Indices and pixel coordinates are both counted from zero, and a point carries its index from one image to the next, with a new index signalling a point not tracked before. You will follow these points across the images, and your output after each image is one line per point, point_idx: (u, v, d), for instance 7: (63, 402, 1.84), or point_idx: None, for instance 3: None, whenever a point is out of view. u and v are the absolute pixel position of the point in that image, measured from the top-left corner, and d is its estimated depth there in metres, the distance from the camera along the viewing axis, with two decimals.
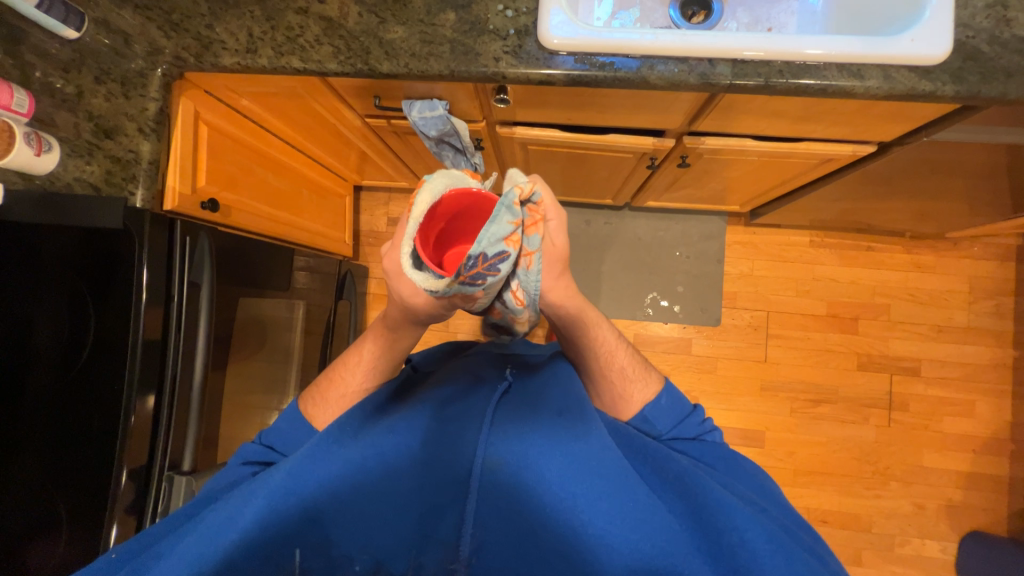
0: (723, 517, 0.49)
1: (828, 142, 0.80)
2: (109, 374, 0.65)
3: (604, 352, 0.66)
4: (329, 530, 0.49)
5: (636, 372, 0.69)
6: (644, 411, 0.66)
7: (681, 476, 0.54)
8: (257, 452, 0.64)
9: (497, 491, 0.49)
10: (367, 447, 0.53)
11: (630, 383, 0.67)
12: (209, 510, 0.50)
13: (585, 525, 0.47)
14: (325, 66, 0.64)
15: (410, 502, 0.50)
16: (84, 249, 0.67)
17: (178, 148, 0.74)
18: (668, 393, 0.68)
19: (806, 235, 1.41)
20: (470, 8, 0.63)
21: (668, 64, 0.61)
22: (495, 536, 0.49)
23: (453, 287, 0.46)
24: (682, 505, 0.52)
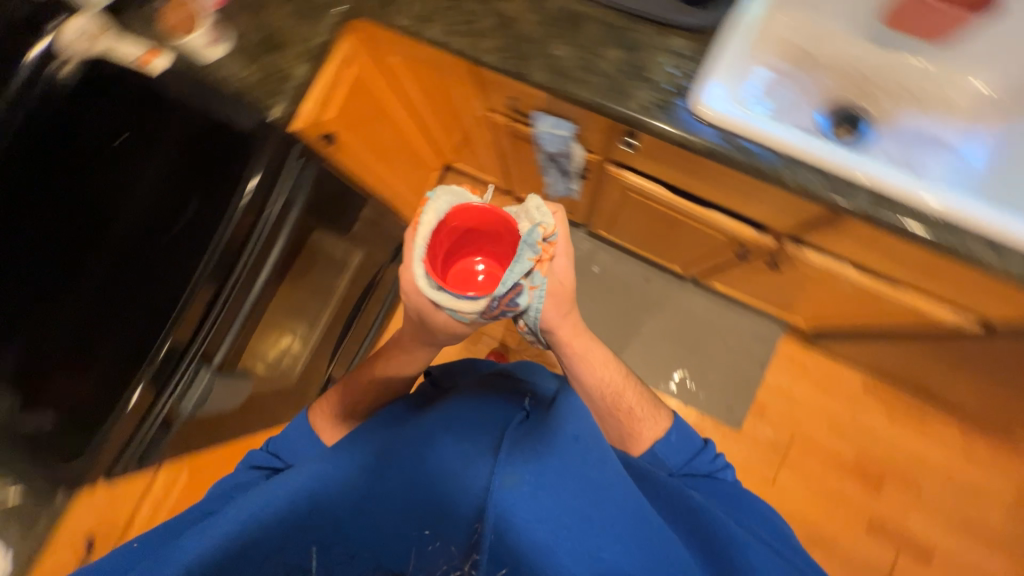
0: (738, 554, 0.53)
1: (933, 300, 0.76)
2: (189, 255, 0.69)
3: (610, 391, 0.71)
4: (339, 533, 0.49)
5: (645, 409, 0.73)
6: (653, 448, 0.69)
7: (697, 512, 0.58)
8: (263, 457, 0.69)
9: (509, 515, 0.44)
10: (376, 454, 0.54)
11: (638, 422, 0.71)
12: (226, 507, 0.53)
13: (603, 551, 0.44)
14: (483, 57, 0.67)
15: (415, 507, 0.48)
16: (212, 135, 0.72)
17: (322, 81, 0.79)
18: (678, 429, 0.71)
19: (859, 377, 1.35)
20: (637, 52, 0.65)
21: (809, 172, 0.60)
22: (507, 551, 0.44)
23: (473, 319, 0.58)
24: (698, 539, 0.55)
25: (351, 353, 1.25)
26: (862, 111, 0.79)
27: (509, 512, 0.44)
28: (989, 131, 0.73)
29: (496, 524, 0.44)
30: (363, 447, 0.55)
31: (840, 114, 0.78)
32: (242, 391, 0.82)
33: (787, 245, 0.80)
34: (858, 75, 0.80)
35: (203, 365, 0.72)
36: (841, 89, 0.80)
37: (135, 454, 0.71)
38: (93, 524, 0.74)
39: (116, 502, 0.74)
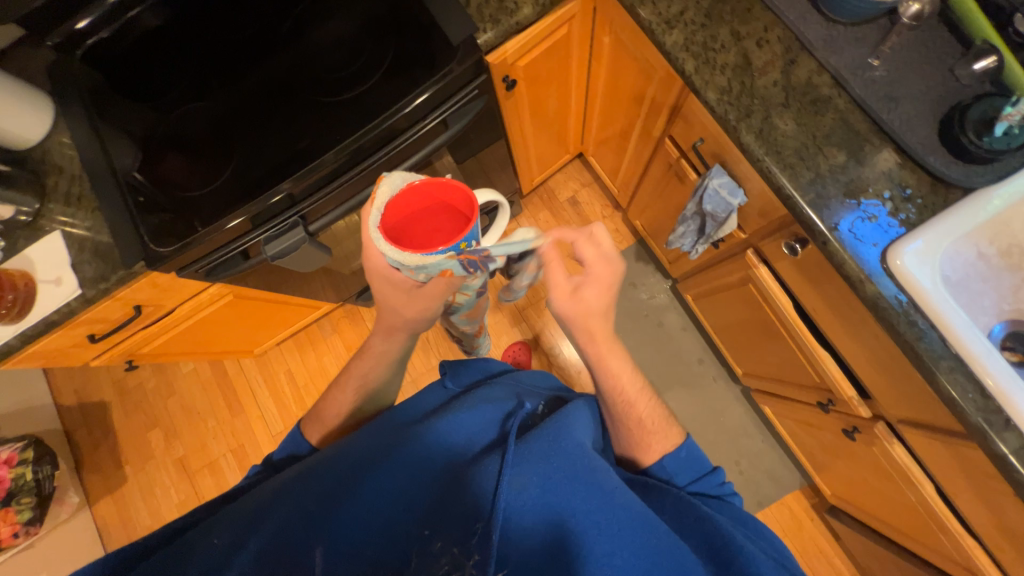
0: (745, 564, 0.47)
1: (996, 565, 0.68)
2: (341, 125, 0.70)
3: (620, 395, 0.62)
4: (347, 523, 0.47)
5: (656, 422, 0.61)
6: (661, 463, 0.58)
7: (703, 519, 0.51)
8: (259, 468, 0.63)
9: (516, 514, 0.46)
10: (385, 444, 0.54)
11: (648, 432, 0.60)
12: (218, 517, 0.50)
13: (612, 556, 0.44)
14: (704, 90, 0.63)
15: (424, 501, 0.48)
16: (417, 29, 0.72)
17: (537, 29, 0.76)
18: (690, 446, 0.60)
19: (848, 570, 1.26)
20: (861, 169, 0.59)
21: (970, 381, 0.53)
22: (517, 547, 0.45)
23: (449, 262, 0.51)
24: (703, 551, 0.49)
25: None
26: None
27: (519, 508, 0.47)
28: None
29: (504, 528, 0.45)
30: (370, 435, 0.56)
31: None
32: (320, 261, 0.84)
33: (879, 426, 0.73)
34: None
35: (300, 223, 0.75)
36: None
37: (204, 267, 0.76)
38: (146, 298, 0.80)
39: (173, 290, 0.81)
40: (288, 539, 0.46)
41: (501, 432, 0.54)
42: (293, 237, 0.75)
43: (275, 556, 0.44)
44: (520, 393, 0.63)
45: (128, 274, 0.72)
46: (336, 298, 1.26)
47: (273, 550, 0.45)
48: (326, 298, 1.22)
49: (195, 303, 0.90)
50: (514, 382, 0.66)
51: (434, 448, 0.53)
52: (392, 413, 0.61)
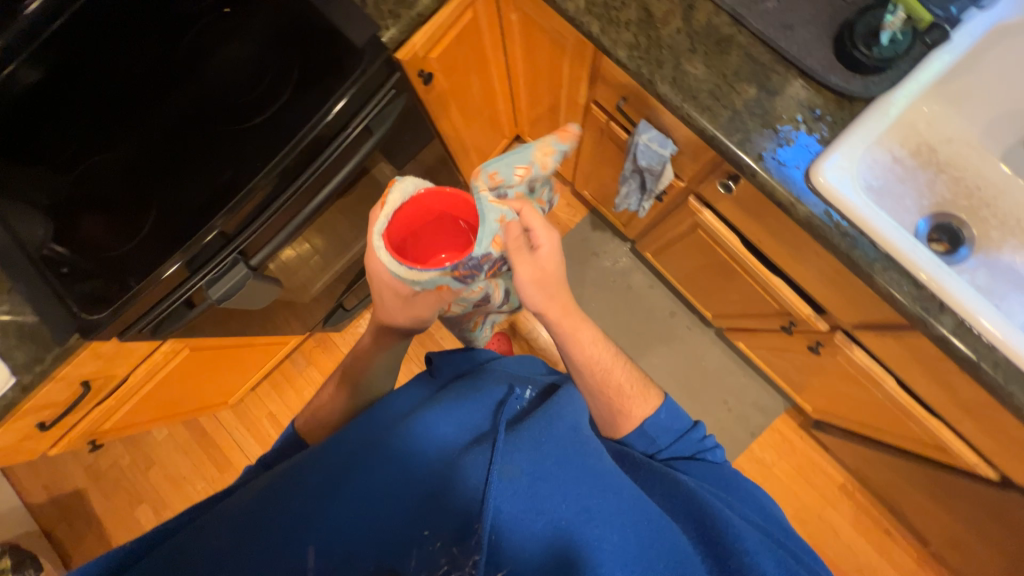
0: (734, 540, 0.48)
1: (958, 437, 0.75)
2: (260, 150, 0.68)
3: (598, 366, 0.65)
4: (337, 523, 0.46)
5: (633, 387, 0.65)
6: (643, 426, 0.62)
7: (693, 497, 0.52)
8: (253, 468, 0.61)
9: (509, 507, 0.45)
10: (372, 442, 0.53)
11: (628, 398, 0.64)
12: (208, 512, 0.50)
13: (602, 542, 0.44)
14: (614, 50, 0.64)
15: (413, 498, 0.48)
16: (318, 38, 0.69)
17: (441, 17, 0.75)
18: (667, 406, 0.65)
19: (840, 475, 1.35)
20: (773, 99, 0.61)
21: (901, 276, 0.57)
22: (506, 543, 0.44)
23: (446, 277, 0.62)
24: (694, 527, 0.50)
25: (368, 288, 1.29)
26: (968, 232, 0.74)
27: (507, 505, 0.45)
28: None
29: (494, 523, 0.44)
30: (357, 433, 0.55)
31: (943, 225, 0.74)
32: (273, 295, 0.81)
33: (837, 336, 0.78)
34: (974, 191, 0.75)
35: (240, 259, 0.72)
36: (954, 200, 0.75)
37: (149, 325, 0.72)
38: (93, 372, 0.75)
39: (120, 356, 0.77)
40: (275, 542, 0.45)
41: (488, 418, 0.54)
42: (236, 275, 0.71)
43: (263, 559, 0.44)
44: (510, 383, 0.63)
45: (66, 349, 0.67)
46: (302, 330, 1.22)
47: (260, 554, 0.44)
48: (292, 331, 1.18)
49: (149, 366, 0.85)
50: (498, 370, 0.66)
51: (424, 438, 0.52)
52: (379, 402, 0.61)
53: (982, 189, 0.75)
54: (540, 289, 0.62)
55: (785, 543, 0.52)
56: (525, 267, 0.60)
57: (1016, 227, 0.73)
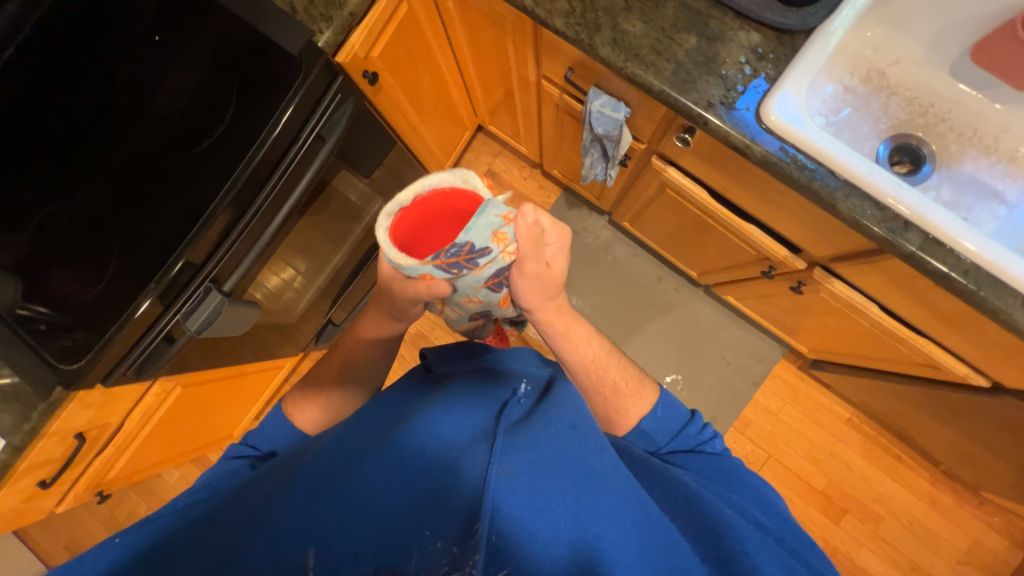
0: (735, 542, 0.46)
1: (946, 350, 0.76)
2: (211, 174, 0.67)
3: (593, 366, 0.67)
4: (337, 523, 0.45)
5: (629, 384, 0.68)
6: (640, 423, 0.64)
7: (692, 499, 0.52)
8: (241, 448, 0.63)
9: (508, 506, 0.42)
10: (370, 448, 0.51)
11: (624, 397, 0.66)
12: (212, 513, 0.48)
13: (601, 539, 0.42)
14: (551, 19, 0.63)
15: (411, 497, 0.46)
16: (253, 53, 0.68)
17: (374, 16, 0.75)
18: (663, 402, 0.67)
19: (846, 409, 1.37)
20: (714, 44, 0.61)
21: (865, 202, 0.58)
22: (506, 543, 0.41)
23: (426, 266, 0.51)
24: (694, 530, 0.49)
25: (354, 299, 1.28)
26: (928, 149, 0.75)
27: (506, 503, 0.43)
28: None
29: (493, 519, 0.42)
30: (357, 439, 0.54)
31: (903, 147, 0.75)
32: (255, 318, 0.81)
33: (815, 271, 0.79)
34: (929, 108, 0.75)
35: (213, 287, 0.71)
36: (910, 119, 0.75)
37: (131, 366, 0.71)
38: (85, 422, 0.75)
39: (110, 403, 0.76)
40: (271, 542, 0.44)
41: (486, 419, 0.52)
42: (210, 304, 0.70)
43: (259, 559, 0.43)
44: (508, 382, 0.63)
45: (51, 404, 0.67)
46: (295, 351, 1.21)
47: (255, 555, 0.43)
48: (284, 354, 1.18)
49: (144, 409, 0.85)
50: (489, 372, 0.66)
51: (422, 440, 0.50)
52: (378, 413, 0.60)
53: (937, 105, 0.75)
54: (535, 297, 0.62)
55: (787, 541, 0.51)
56: (536, 260, 0.57)
57: (974, 138, 0.74)
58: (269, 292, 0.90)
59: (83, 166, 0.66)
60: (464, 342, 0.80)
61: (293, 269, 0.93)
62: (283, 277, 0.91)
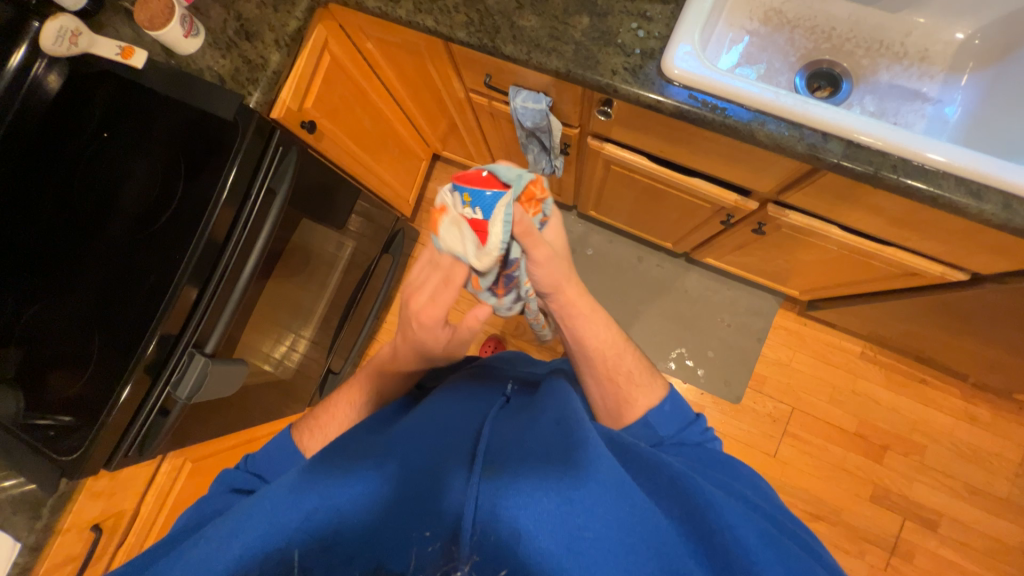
0: (714, 515, 0.43)
1: (915, 253, 0.76)
2: (173, 246, 0.70)
3: (613, 353, 0.67)
4: (327, 530, 0.42)
5: (640, 376, 0.68)
6: (647, 415, 0.63)
7: (675, 479, 0.47)
8: (243, 478, 0.61)
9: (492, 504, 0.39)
10: (362, 452, 0.50)
11: (635, 386, 0.66)
12: (208, 526, 0.47)
13: (584, 529, 0.38)
14: (453, 33, 0.67)
15: (397, 499, 0.43)
16: (194, 128, 0.73)
17: (298, 70, 0.82)
18: (671, 401, 0.66)
19: (857, 344, 1.35)
20: (605, 18, 0.65)
21: (781, 126, 0.60)
22: (489, 541, 0.39)
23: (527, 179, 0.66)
24: (678, 509, 0.44)
25: (349, 344, 1.30)
26: (841, 68, 0.77)
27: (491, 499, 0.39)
28: (971, 80, 0.73)
29: (479, 516, 0.39)
30: (348, 444, 0.53)
31: (817, 72, 0.78)
32: (244, 377, 0.83)
33: (769, 208, 0.80)
34: (832, 33, 0.78)
35: (195, 352, 0.74)
36: (817, 47, 0.78)
37: (132, 446, 0.72)
38: (98, 512, 0.74)
39: (120, 489, 0.77)
40: (263, 548, 0.41)
41: (477, 421, 0.51)
42: (196, 369, 0.72)
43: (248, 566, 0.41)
44: (496, 385, 0.64)
45: (60, 497, 0.67)
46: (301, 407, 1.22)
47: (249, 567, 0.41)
48: (290, 412, 1.19)
49: (156, 491, 0.84)
50: (478, 377, 0.66)
51: (410, 442, 0.49)
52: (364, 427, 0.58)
53: (838, 28, 0.78)
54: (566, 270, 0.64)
55: (779, 520, 0.48)
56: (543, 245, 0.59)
57: (882, 48, 0.77)
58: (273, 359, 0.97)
59: (58, 264, 0.70)
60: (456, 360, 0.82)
61: (294, 335, 1.01)
62: (287, 345, 1.00)
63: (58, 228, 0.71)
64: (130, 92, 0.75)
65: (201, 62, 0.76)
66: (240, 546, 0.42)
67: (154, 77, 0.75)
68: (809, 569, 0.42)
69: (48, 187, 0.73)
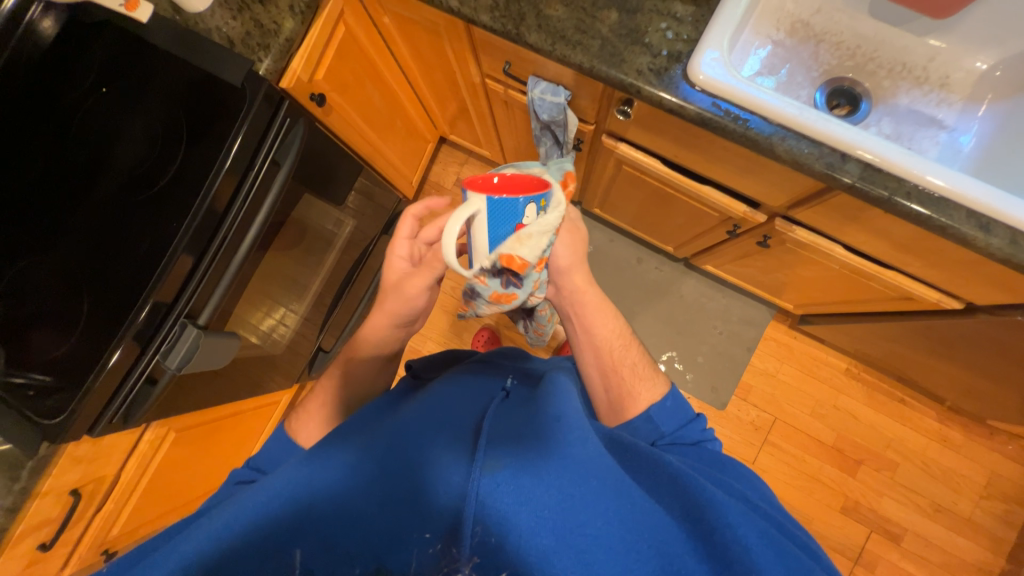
0: (714, 513, 0.43)
1: (914, 279, 0.77)
2: (171, 213, 0.67)
3: (616, 345, 0.69)
4: (324, 529, 0.42)
5: (644, 371, 0.68)
6: (649, 411, 0.63)
7: (676, 478, 0.47)
8: (244, 472, 0.60)
9: (494, 502, 0.39)
10: (360, 444, 0.49)
11: (638, 381, 0.67)
12: (203, 517, 0.46)
13: (585, 527, 0.38)
14: (477, 16, 0.65)
15: (396, 496, 0.42)
16: (198, 91, 0.70)
17: (312, 38, 0.79)
18: (673, 396, 0.66)
19: (843, 360, 1.37)
20: (635, 16, 0.64)
21: (801, 142, 0.60)
22: (491, 542, 0.38)
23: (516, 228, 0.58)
24: (679, 507, 0.45)
25: (342, 323, 1.29)
26: (862, 88, 0.77)
27: (490, 498, 0.39)
28: (988, 111, 0.73)
29: (479, 511, 0.39)
30: (345, 439, 0.52)
31: (838, 90, 0.77)
32: (236, 350, 0.82)
33: (777, 222, 0.80)
34: (857, 50, 0.77)
35: (187, 323, 0.72)
36: (840, 64, 0.78)
37: (116, 414, 0.71)
38: (78, 478, 0.72)
39: (100, 455, 0.75)
40: (258, 547, 0.41)
41: (475, 415, 0.51)
42: (187, 340, 0.71)
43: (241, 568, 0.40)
44: (495, 377, 0.64)
45: (40, 461, 0.65)
46: (289, 383, 1.21)
47: (244, 564, 0.40)
48: (278, 387, 1.18)
49: (138, 460, 0.83)
50: (477, 370, 0.66)
51: (406, 436, 0.48)
52: (359, 421, 0.58)
53: (863, 46, 0.77)
54: (578, 262, 0.70)
55: (777, 519, 0.49)
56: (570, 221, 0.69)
57: (904, 71, 0.77)
58: (262, 332, 0.95)
59: (47, 221, 0.67)
60: (449, 350, 0.82)
61: (284, 308, 0.99)
62: (277, 318, 0.98)
63: (48, 184, 0.68)
64: (132, 48, 0.71)
65: (210, 21, 0.72)
66: (236, 534, 0.42)
67: (158, 33, 0.71)
68: (808, 570, 0.42)
69: (36, 138, 0.69)
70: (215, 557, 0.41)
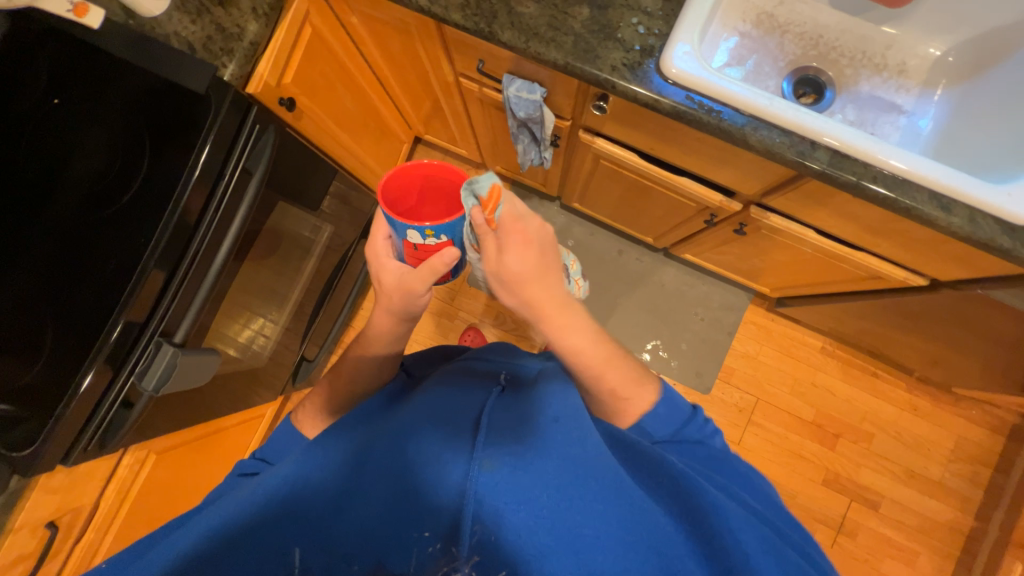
0: (716, 517, 0.45)
1: (883, 259, 0.80)
2: (139, 227, 0.64)
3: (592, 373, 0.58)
4: (326, 528, 0.42)
5: (631, 386, 0.60)
6: (640, 422, 0.60)
7: (677, 478, 0.49)
8: (249, 464, 0.61)
9: (492, 500, 0.39)
10: (355, 447, 0.49)
11: (624, 400, 0.59)
12: (199, 514, 0.46)
13: (583, 526, 0.39)
14: (448, 15, 0.64)
15: (393, 498, 0.42)
16: (161, 98, 0.67)
17: (278, 42, 0.77)
18: (666, 399, 0.62)
19: (819, 340, 1.42)
20: (606, 11, 0.64)
21: (773, 131, 0.61)
22: (491, 540, 0.39)
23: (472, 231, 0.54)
24: (678, 506, 0.46)
25: (324, 331, 1.26)
26: (826, 76, 0.79)
27: (488, 496, 0.39)
28: (943, 95, 0.76)
29: (478, 510, 0.39)
30: (339, 441, 0.51)
31: (804, 78, 0.79)
32: (216, 366, 0.79)
33: (752, 210, 0.82)
34: (819, 40, 0.80)
35: (163, 341, 0.69)
36: (805, 53, 0.80)
37: (92, 440, 0.68)
38: (55, 509, 0.69)
39: (76, 484, 0.72)
40: (253, 550, 0.41)
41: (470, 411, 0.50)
42: (163, 359, 0.68)
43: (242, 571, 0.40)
44: (487, 374, 0.63)
45: (11, 494, 0.62)
46: (272, 396, 1.18)
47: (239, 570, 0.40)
48: (262, 401, 1.15)
49: (117, 486, 0.80)
50: (470, 368, 0.65)
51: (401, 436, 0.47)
52: (352, 422, 0.57)
53: (825, 35, 0.80)
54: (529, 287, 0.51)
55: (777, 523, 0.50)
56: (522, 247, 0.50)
57: (864, 59, 0.79)
58: (242, 345, 0.92)
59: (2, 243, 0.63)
60: (437, 346, 0.82)
61: (262, 319, 0.95)
62: (255, 329, 0.94)
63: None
64: (85, 55, 0.68)
65: (167, 26, 0.68)
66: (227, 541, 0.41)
67: (113, 40, 0.67)
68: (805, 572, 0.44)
69: None
70: (215, 556, 0.40)
